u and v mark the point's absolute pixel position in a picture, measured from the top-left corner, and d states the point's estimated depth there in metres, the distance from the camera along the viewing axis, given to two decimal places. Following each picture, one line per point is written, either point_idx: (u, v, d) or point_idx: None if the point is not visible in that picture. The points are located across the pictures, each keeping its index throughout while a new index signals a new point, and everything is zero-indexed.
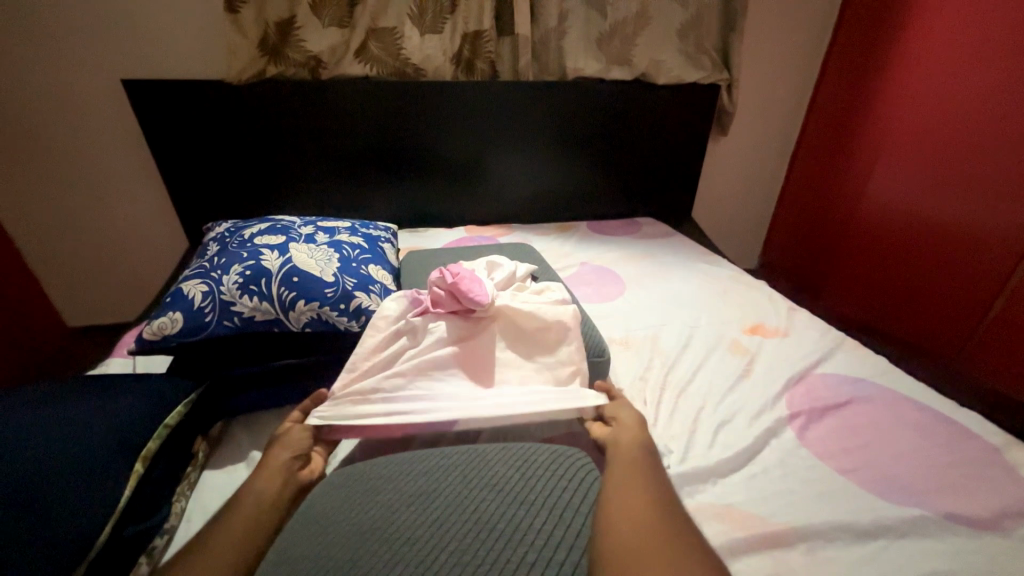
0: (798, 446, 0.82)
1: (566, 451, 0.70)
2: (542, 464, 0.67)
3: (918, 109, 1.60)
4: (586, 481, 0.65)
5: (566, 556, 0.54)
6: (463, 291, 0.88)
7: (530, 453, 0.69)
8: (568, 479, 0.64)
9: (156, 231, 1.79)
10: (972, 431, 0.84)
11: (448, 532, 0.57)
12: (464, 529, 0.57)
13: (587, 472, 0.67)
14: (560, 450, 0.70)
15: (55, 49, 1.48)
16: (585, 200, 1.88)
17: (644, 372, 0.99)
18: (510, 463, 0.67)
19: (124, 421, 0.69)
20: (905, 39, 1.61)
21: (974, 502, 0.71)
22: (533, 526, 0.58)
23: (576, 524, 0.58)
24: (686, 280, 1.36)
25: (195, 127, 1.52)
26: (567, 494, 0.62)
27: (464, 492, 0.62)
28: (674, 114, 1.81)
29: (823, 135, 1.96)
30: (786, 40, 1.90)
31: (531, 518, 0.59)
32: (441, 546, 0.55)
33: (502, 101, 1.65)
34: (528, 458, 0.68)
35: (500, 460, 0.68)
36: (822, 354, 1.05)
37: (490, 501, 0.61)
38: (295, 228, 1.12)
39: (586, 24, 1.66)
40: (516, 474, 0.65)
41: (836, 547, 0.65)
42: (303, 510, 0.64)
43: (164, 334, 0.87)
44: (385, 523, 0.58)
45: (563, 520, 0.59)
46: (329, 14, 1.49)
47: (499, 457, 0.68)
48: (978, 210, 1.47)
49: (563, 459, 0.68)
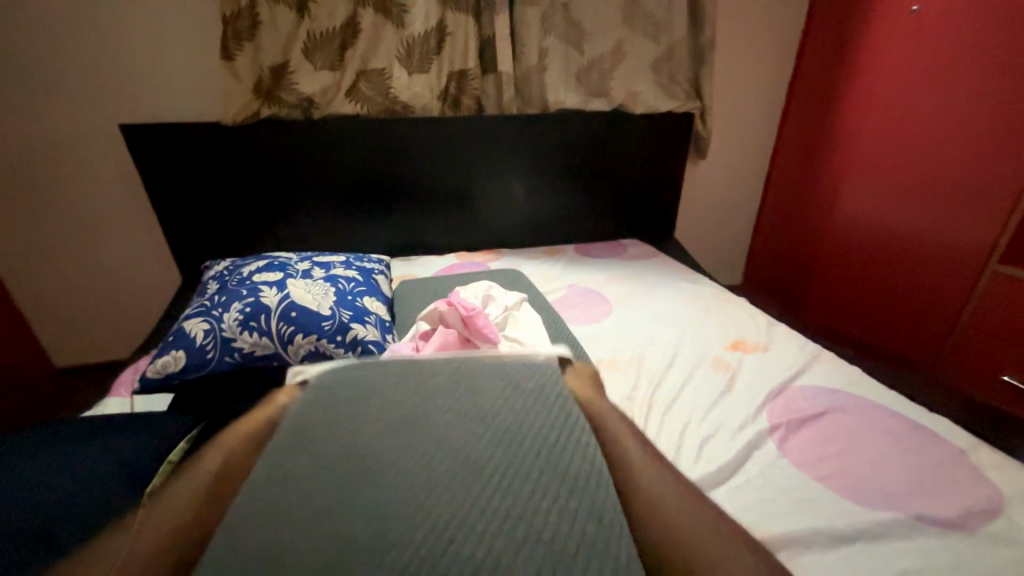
0: (778, 456, 0.86)
1: (549, 387, 0.73)
2: (530, 407, 0.69)
3: (879, 130, 1.71)
4: (573, 420, 0.67)
5: (553, 490, 0.56)
6: (479, 325, 0.92)
7: (521, 396, 0.70)
8: (556, 419, 0.67)
9: (150, 269, 1.81)
10: (941, 435, 0.89)
11: (438, 465, 0.59)
12: (454, 466, 0.59)
13: (571, 409, 0.69)
14: (546, 391, 0.72)
15: (56, 98, 1.54)
16: (570, 224, 1.95)
17: (632, 391, 1.03)
18: (501, 403, 0.69)
19: (133, 460, 0.72)
20: (863, 66, 1.75)
21: (942, 503, 0.75)
22: (522, 460, 0.60)
23: (564, 458, 0.61)
24: (669, 299, 1.42)
25: (191, 168, 1.57)
26: (555, 432, 0.65)
27: (455, 433, 0.64)
28: (651, 141, 1.90)
29: (795, 155, 2.07)
30: (753, 70, 2.03)
31: (519, 453, 0.61)
32: (430, 479, 0.57)
33: (488, 134, 1.74)
34: (518, 400, 0.70)
35: (491, 402, 0.70)
36: (800, 367, 1.10)
37: (480, 440, 0.63)
38: (292, 264, 1.16)
39: (566, 60, 1.76)
40: (508, 413, 0.67)
41: (815, 551, 0.69)
42: (287, 426, 0.65)
43: (168, 371, 0.90)
44: (373, 454, 0.60)
45: (550, 458, 0.61)
46: (321, 58, 1.56)
47: (490, 398, 0.70)
48: (941, 219, 1.56)
49: (548, 401, 0.70)
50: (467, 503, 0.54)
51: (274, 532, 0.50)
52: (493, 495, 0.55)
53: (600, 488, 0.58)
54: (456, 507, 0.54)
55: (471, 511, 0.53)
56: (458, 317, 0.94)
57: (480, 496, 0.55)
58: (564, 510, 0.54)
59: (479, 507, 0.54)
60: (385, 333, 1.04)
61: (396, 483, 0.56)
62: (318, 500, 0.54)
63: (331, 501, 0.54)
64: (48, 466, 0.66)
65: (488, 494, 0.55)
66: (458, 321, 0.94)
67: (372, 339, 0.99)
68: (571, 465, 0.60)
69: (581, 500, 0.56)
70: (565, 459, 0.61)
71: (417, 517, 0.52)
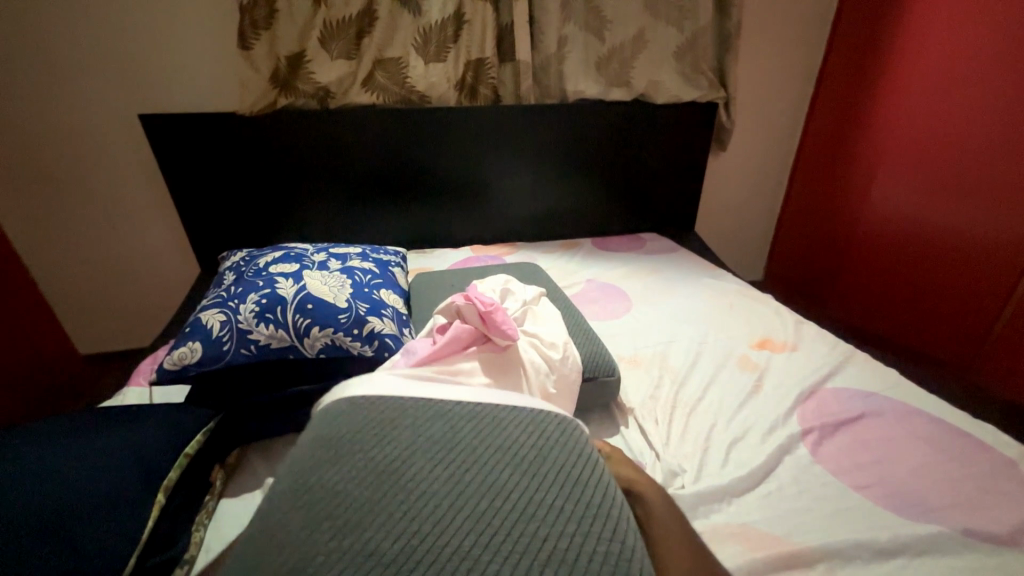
0: (812, 462, 0.82)
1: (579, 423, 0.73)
2: (554, 435, 0.68)
3: (916, 119, 1.62)
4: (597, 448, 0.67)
5: (581, 522, 0.56)
6: (496, 321, 0.88)
7: (550, 425, 0.69)
8: (580, 451, 0.66)
9: (169, 259, 1.82)
10: (987, 444, 0.83)
11: (463, 494, 0.58)
12: (480, 493, 0.59)
13: None
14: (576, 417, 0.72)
15: (76, 89, 1.55)
16: (588, 217, 1.91)
17: (654, 390, 1.00)
18: (524, 427, 0.69)
19: (149, 450, 0.71)
20: (897, 60, 1.66)
21: (993, 518, 0.71)
22: (550, 488, 0.60)
23: (589, 489, 0.60)
24: (691, 295, 1.37)
25: (209, 158, 1.57)
26: (579, 462, 0.64)
27: (479, 456, 0.64)
28: (673, 132, 1.84)
29: (823, 145, 1.99)
30: (781, 57, 1.94)
31: (546, 483, 0.60)
32: (457, 507, 0.57)
33: (506, 124, 1.69)
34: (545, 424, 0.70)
35: (519, 425, 0.69)
36: (832, 368, 1.05)
37: (506, 466, 0.62)
38: (308, 255, 1.15)
39: (586, 48, 1.70)
40: (534, 437, 0.67)
41: (856, 565, 0.66)
42: (315, 443, 0.66)
43: (184, 362, 0.89)
44: (400, 479, 0.60)
45: (576, 488, 0.60)
46: (337, 46, 1.54)
47: (513, 423, 0.70)
48: (982, 216, 1.48)
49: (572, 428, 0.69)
50: (498, 531, 0.54)
51: (307, 559, 0.51)
52: (521, 527, 0.55)
53: (625, 521, 0.57)
54: (483, 538, 0.53)
55: (486, 533, 0.54)
56: (476, 313, 0.91)
57: (508, 527, 0.55)
58: (593, 544, 0.53)
59: (508, 539, 0.53)
60: (401, 327, 1.02)
61: (423, 512, 0.56)
62: (349, 528, 0.54)
63: (362, 527, 0.54)
64: (68, 460, 0.66)
65: (517, 526, 0.55)
66: (475, 315, 0.91)
67: (389, 333, 0.97)
68: (595, 497, 0.59)
69: (610, 534, 0.55)
70: (591, 490, 0.60)
71: (446, 547, 0.52)
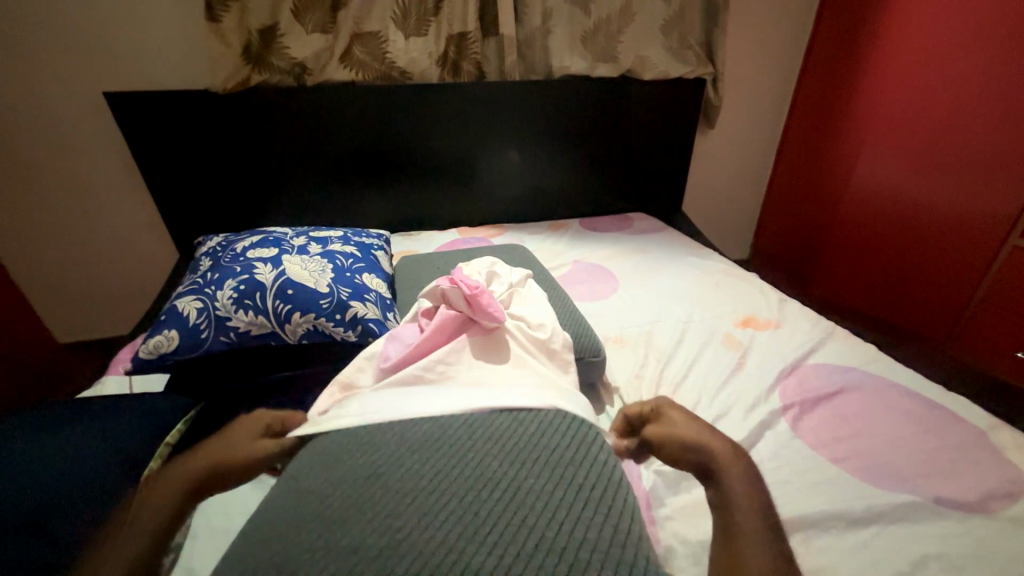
0: (791, 437, 0.84)
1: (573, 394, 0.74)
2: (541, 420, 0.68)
3: (900, 95, 1.62)
4: (581, 428, 0.68)
5: (574, 507, 0.56)
6: (482, 304, 0.88)
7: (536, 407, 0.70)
8: (568, 433, 0.66)
9: (145, 244, 1.77)
10: (959, 415, 0.86)
11: (456, 487, 0.59)
12: (472, 485, 0.59)
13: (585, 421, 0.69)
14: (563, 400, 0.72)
15: (32, 65, 1.46)
16: (575, 197, 1.89)
17: (640, 369, 1.01)
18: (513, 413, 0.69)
19: (126, 441, 0.69)
20: (882, 38, 1.64)
21: (962, 485, 0.73)
22: (535, 475, 0.60)
23: (579, 472, 0.61)
24: (677, 274, 1.38)
25: (181, 140, 1.51)
26: (565, 444, 0.64)
27: (469, 450, 0.64)
28: (660, 109, 1.81)
29: (808, 122, 1.97)
30: (770, 31, 1.91)
31: (535, 469, 0.61)
32: (450, 501, 0.57)
33: (490, 102, 1.65)
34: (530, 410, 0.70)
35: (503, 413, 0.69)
36: (813, 344, 1.07)
37: (496, 455, 0.63)
38: (288, 239, 1.12)
39: (572, 22, 1.65)
40: (519, 423, 0.68)
41: (830, 534, 0.68)
42: (306, 455, 0.66)
43: (162, 351, 0.88)
44: (391, 478, 0.60)
45: (569, 472, 0.61)
46: (312, 19, 1.47)
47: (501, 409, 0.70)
48: (963, 193, 1.50)
49: (558, 412, 0.69)
50: (484, 521, 0.54)
51: (296, 558, 0.51)
52: (516, 515, 0.55)
53: (615, 499, 0.58)
54: (479, 529, 0.53)
55: (472, 524, 0.54)
56: (461, 296, 0.90)
57: (504, 517, 0.55)
58: (588, 526, 0.54)
59: (504, 528, 0.54)
60: (386, 311, 1.01)
61: (417, 508, 0.56)
62: (342, 530, 0.54)
63: (355, 528, 0.54)
64: (42, 449, 0.64)
65: (511, 514, 0.55)
66: (461, 299, 0.90)
67: (373, 318, 0.96)
68: (585, 480, 0.60)
69: (603, 515, 0.56)
70: (581, 473, 0.61)
71: (442, 541, 0.52)
